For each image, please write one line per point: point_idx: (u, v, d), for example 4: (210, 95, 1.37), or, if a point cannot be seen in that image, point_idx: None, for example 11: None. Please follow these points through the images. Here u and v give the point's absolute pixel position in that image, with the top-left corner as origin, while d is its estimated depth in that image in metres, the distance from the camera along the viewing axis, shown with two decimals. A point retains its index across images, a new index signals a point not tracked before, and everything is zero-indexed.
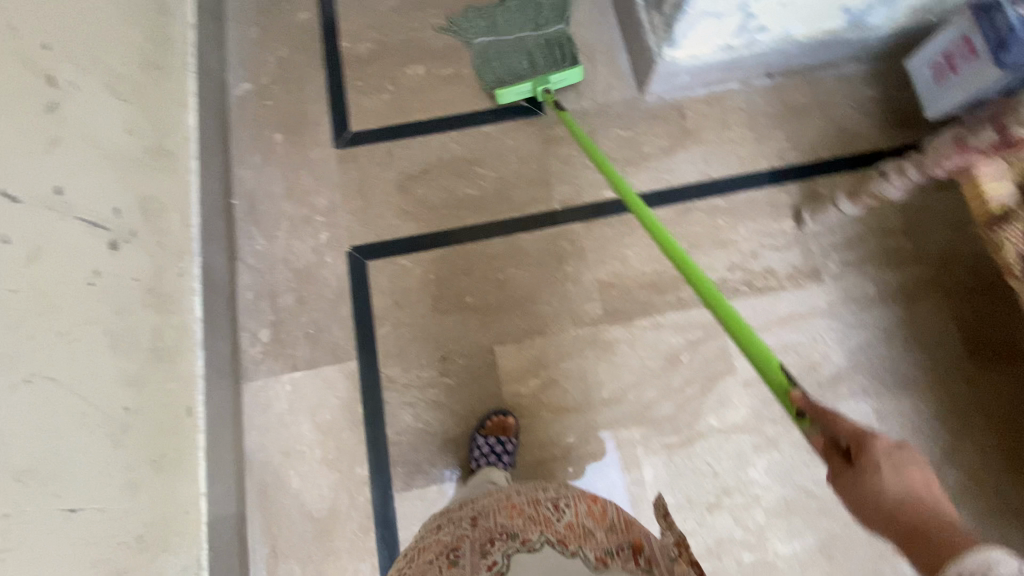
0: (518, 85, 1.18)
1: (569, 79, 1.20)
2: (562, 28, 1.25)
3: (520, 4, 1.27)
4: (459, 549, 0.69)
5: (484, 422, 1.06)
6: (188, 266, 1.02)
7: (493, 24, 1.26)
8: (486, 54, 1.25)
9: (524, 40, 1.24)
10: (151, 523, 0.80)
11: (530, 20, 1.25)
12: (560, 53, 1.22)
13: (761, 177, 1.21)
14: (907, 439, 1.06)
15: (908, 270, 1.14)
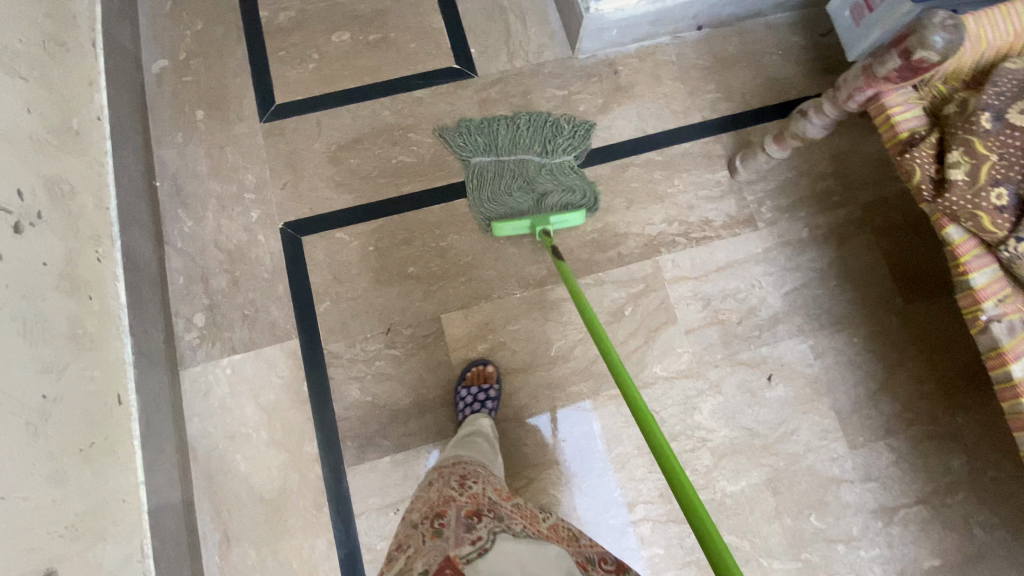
0: (516, 221, 1.07)
1: (567, 222, 1.09)
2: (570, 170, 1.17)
3: (532, 120, 1.19)
4: (443, 515, 0.71)
5: (464, 375, 1.07)
6: (108, 251, 0.97)
7: (493, 144, 1.16)
8: (486, 176, 1.14)
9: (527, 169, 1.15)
10: (86, 512, 0.76)
11: (540, 141, 1.17)
12: (573, 191, 1.14)
13: (695, 129, 1.22)
14: (842, 373, 1.10)
15: (837, 212, 1.18)
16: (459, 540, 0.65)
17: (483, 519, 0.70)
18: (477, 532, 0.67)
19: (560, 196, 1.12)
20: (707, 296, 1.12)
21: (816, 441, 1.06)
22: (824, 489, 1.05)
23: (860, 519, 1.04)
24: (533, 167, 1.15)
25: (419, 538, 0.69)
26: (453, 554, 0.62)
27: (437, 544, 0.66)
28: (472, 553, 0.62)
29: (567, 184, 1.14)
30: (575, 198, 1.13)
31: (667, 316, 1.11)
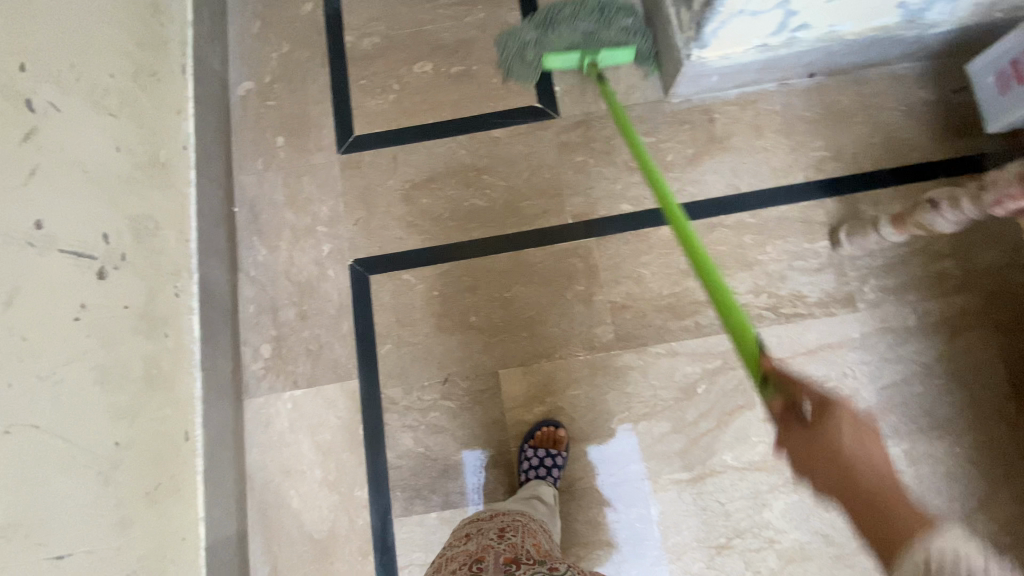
0: (565, 54, 1.12)
1: (618, 58, 1.12)
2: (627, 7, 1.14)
3: None
4: (482, 561, 0.71)
5: (534, 432, 1.03)
6: (185, 284, 0.99)
7: (548, 16, 1.14)
8: (542, 41, 1.14)
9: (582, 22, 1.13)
10: (147, 555, 0.79)
11: None
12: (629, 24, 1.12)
13: (795, 191, 1.11)
14: (939, 484, 0.98)
15: (953, 299, 1.04)
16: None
17: (521, 565, 0.70)
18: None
19: (615, 42, 1.12)
20: None
21: None
22: None
23: None
24: (587, 20, 1.13)
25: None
26: None
27: None
28: None
29: (623, 27, 1.13)
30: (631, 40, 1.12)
31: (743, 399, 1.03)
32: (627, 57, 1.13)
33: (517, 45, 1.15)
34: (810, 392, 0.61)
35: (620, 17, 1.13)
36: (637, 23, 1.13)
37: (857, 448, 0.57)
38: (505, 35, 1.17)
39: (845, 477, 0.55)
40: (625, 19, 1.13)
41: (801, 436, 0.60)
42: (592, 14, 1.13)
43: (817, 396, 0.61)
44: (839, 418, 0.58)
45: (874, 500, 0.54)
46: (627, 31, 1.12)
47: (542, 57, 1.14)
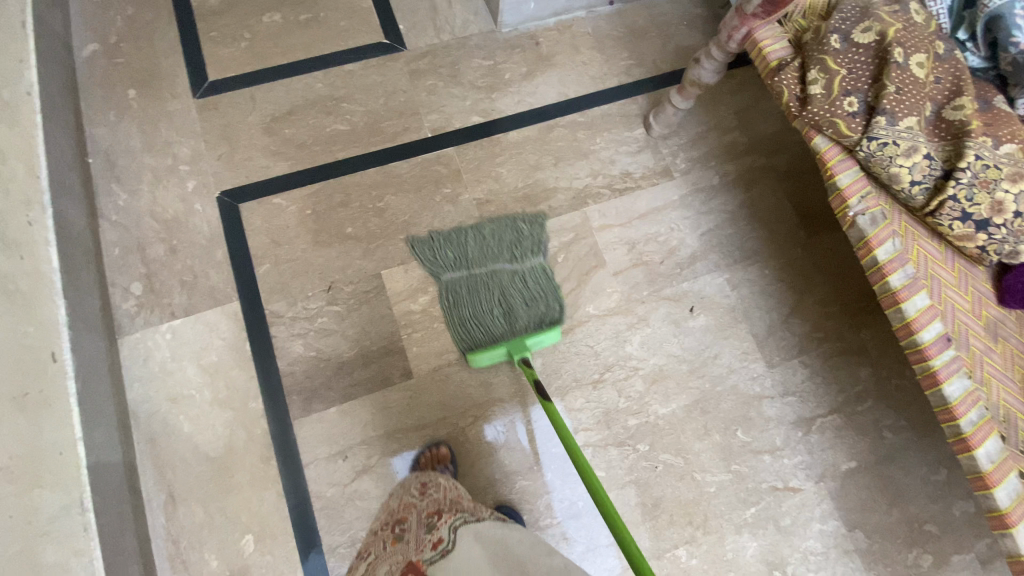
0: (492, 351, 1.03)
1: (547, 339, 1.05)
2: (541, 271, 1.13)
3: (495, 230, 1.16)
4: (403, 521, 0.77)
5: (418, 459, 1.04)
6: (38, 217, 0.97)
7: (465, 256, 1.12)
8: (454, 295, 1.10)
9: (501, 283, 1.09)
10: (19, 457, 0.76)
11: (506, 249, 1.13)
12: (548, 305, 1.09)
13: (613, 92, 1.32)
14: (758, 301, 1.20)
15: (744, 161, 1.30)
16: (420, 543, 0.70)
17: (439, 515, 0.75)
18: (438, 531, 0.72)
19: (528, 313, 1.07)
20: (631, 240, 1.21)
21: (738, 363, 1.15)
22: (748, 406, 1.13)
23: (782, 430, 1.12)
24: (508, 284, 1.10)
25: (380, 545, 0.74)
26: (415, 558, 0.67)
27: (398, 548, 0.71)
28: (434, 556, 0.67)
29: (534, 293, 1.10)
30: (545, 311, 1.09)
31: (596, 260, 1.20)
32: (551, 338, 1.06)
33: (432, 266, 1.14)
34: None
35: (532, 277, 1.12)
36: (550, 288, 1.12)
37: None
38: (424, 259, 1.14)
39: None
40: (538, 286, 1.10)
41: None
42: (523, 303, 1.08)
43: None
44: None
45: None
46: (539, 302, 1.09)
47: (457, 322, 1.09)
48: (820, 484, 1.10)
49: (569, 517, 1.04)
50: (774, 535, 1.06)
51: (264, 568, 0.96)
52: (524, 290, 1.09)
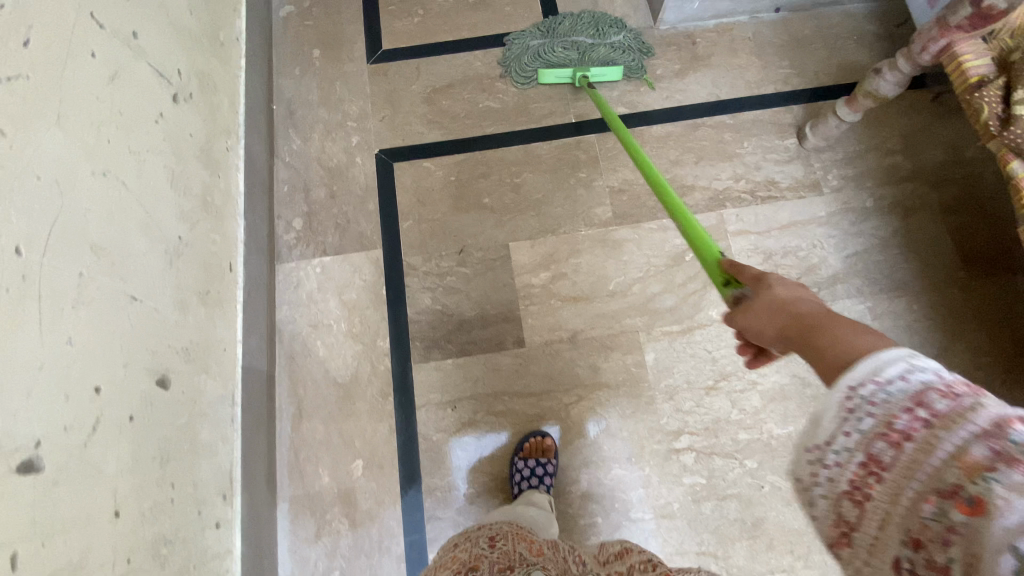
0: (559, 68, 1.26)
1: (608, 75, 1.27)
2: (623, 35, 1.30)
3: (590, 17, 1.31)
4: (475, 567, 0.69)
5: (523, 444, 1.04)
6: (234, 146, 1.11)
7: (551, 28, 1.31)
8: (538, 53, 1.29)
9: (581, 44, 1.29)
10: (196, 342, 0.87)
11: (592, 25, 1.30)
12: (618, 55, 1.28)
13: (766, 100, 1.28)
14: (899, 335, 1.11)
15: (904, 186, 1.21)
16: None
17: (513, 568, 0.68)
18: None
19: (606, 58, 1.28)
20: (767, 250, 1.17)
21: None
22: None
23: None
24: (586, 34, 1.30)
25: None
26: None
27: None
28: None
29: (614, 42, 1.29)
30: (618, 57, 1.28)
31: None
32: (615, 76, 1.28)
33: (520, 49, 1.30)
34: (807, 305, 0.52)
35: (611, 30, 1.30)
36: (629, 45, 1.30)
37: (790, 295, 0.54)
38: (512, 42, 1.31)
39: (791, 314, 0.52)
40: (617, 35, 1.30)
41: (748, 307, 0.57)
42: (590, 30, 1.30)
43: (754, 272, 0.60)
44: (773, 285, 0.56)
45: (804, 319, 0.51)
46: (615, 48, 1.29)
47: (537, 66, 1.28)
48: None
49: (663, 516, 1.01)
50: None
51: (367, 495, 1.04)
52: (603, 37, 1.29)
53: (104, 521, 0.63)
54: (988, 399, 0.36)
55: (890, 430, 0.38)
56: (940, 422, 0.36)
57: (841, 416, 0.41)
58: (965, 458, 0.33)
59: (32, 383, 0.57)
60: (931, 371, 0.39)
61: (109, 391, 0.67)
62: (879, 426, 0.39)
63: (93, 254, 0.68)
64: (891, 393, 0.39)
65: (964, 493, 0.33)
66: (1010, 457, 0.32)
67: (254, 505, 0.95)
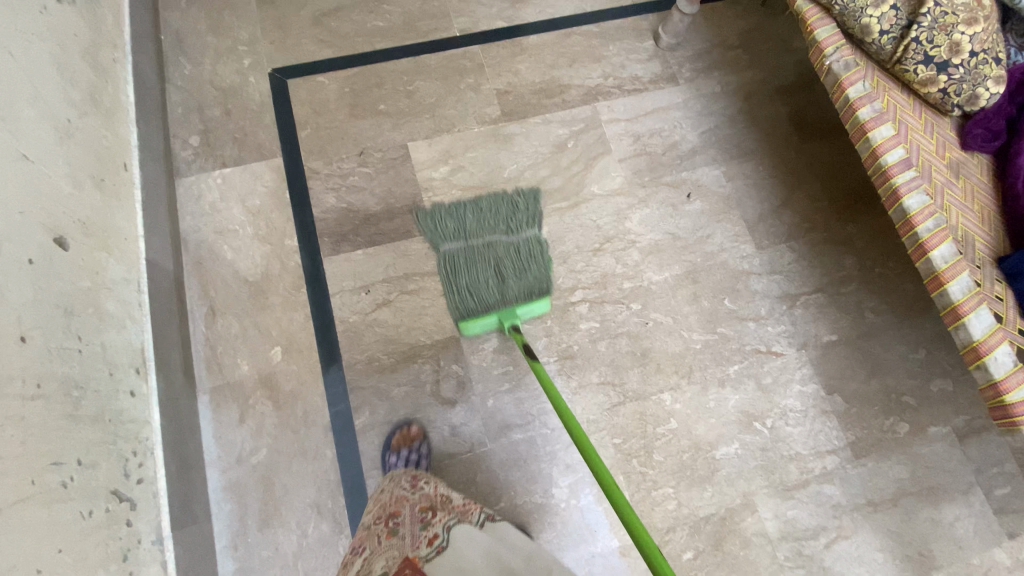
0: (483, 318, 1.08)
1: (536, 309, 1.11)
2: (535, 231, 1.17)
3: (493, 203, 1.19)
4: (397, 516, 0.72)
5: (391, 440, 1.04)
6: (120, 60, 1.12)
7: (462, 226, 1.17)
8: (452, 261, 1.13)
9: (495, 251, 1.13)
10: (94, 222, 0.89)
11: (502, 222, 1.16)
12: (535, 271, 1.12)
13: (626, 10, 1.45)
14: (749, 192, 1.30)
15: (744, 74, 1.41)
16: (416, 539, 0.67)
17: (436, 514, 0.72)
18: (432, 529, 0.68)
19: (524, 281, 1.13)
20: (637, 133, 1.33)
21: (730, 243, 1.25)
22: (736, 279, 1.22)
23: (768, 302, 1.21)
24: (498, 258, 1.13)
25: (374, 538, 0.69)
26: (411, 554, 0.64)
27: (393, 542, 0.67)
28: (431, 553, 0.64)
29: (530, 247, 1.15)
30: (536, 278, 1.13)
31: (603, 148, 1.31)
32: (545, 306, 1.11)
33: (434, 232, 1.17)
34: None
35: (523, 245, 1.15)
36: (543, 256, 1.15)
37: None
38: (424, 223, 1.19)
39: None
40: (529, 231, 1.16)
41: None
42: (502, 230, 1.16)
43: None
44: None
45: None
46: (533, 244, 1.15)
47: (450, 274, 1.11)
48: (801, 351, 1.19)
49: (565, 358, 1.13)
50: (756, 392, 1.15)
51: (288, 377, 1.08)
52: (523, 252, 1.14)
53: (12, 342, 0.66)
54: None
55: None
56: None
57: None
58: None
59: None
60: None
61: (7, 228, 0.70)
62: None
63: None
64: None
65: None
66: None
67: (173, 390, 0.97)
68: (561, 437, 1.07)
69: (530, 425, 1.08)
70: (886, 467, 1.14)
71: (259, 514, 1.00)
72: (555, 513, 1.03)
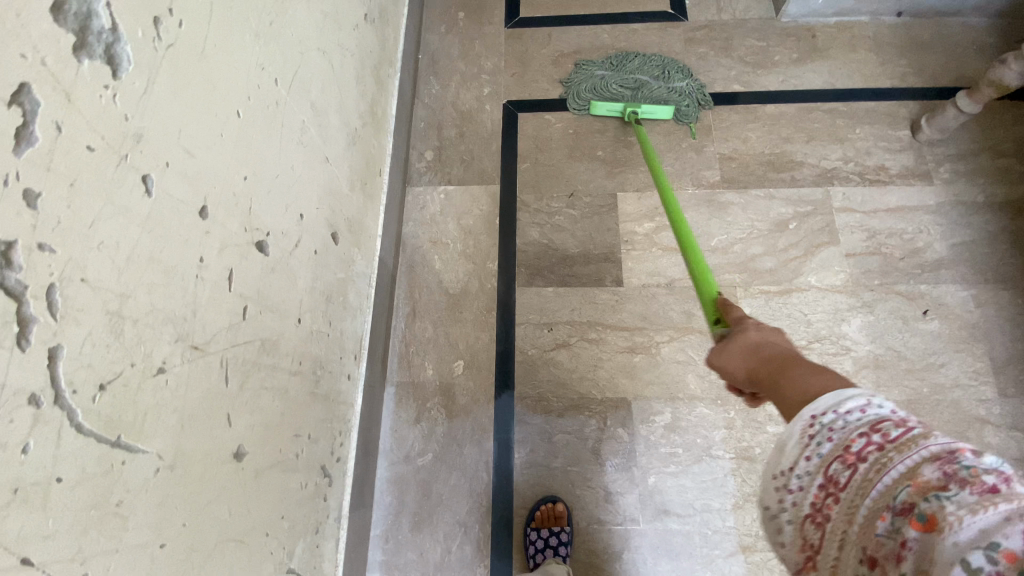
0: (612, 103, 1.31)
1: (659, 113, 1.30)
2: (684, 82, 1.34)
3: (654, 57, 1.38)
4: None
5: (533, 514, 1.03)
6: (392, 76, 1.26)
7: (620, 64, 1.37)
8: (599, 83, 1.35)
9: (643, 79, 1.34)
10: (353, 218, 0.99)
11: (658, 68, 1.36)
12: (670, 95, 1.33)
13: (883, 93, 1.32)
14: (1001, 325, 1.11)
15: (1018, 187, 1.21)
16: None
17: None
18: None
19: (660, 97, 1.32)
20: (872, 229, 1.20)
21: (966, 380, 1.07)
22: (965, 424, 1.04)
23: (1003, 462, 1.02)
24: (650, 75, 1.35)
25: None
26: None
27: None
28: None
29: (674, 87, 1.34)
30: (677, 98, 1.32)
31: (828, 237, 1.20)
32: (665, 113, 1.30)
33: (588, 72, 1.37)
34: (734, 313, 0.72)
35: (676, 75, 1.35)
36: (689, 90, 1.34)
37: (764, 337, 0.64)
38: (579, 69, 1.38)
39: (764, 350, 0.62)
40: (680, 82, 1.34)
41: (724, 349, 0.67)
42: (655, 72, 1.35)
43: (737, 317, 0.71)
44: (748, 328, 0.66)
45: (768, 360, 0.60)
46: (674, 91, 1.33)
47: (594, 93, 1.34)
48: None
49: (742, 457, 1.04)
50: None
51: (465, 391, 1.13)
52: (665, 82, 1.34)
53: (291, 322, 0.75)
54: (926, 433, 0.41)
55: (848, 453, 0.43)
56: (891, 444, 0.41)
57: (804, 442, 0.47)
58: (917, 477, 0.38)
59: (271, 183, 0.70)
60: (864, 414, 0.45)
61: (306, 221, 0.80)
62: (839, 450, 0.44)
63: (312, 111, 0.83)
64: (848, 426, 0.45)
65: (916, 508, 0.37)
66: (959, 479, 0.36)
67: (372, 380, 1.06)
68: (721, 543, 0.99)
69: (690, 518, 1.01)
70: None
71: (413, 516, 1.05)
72: None
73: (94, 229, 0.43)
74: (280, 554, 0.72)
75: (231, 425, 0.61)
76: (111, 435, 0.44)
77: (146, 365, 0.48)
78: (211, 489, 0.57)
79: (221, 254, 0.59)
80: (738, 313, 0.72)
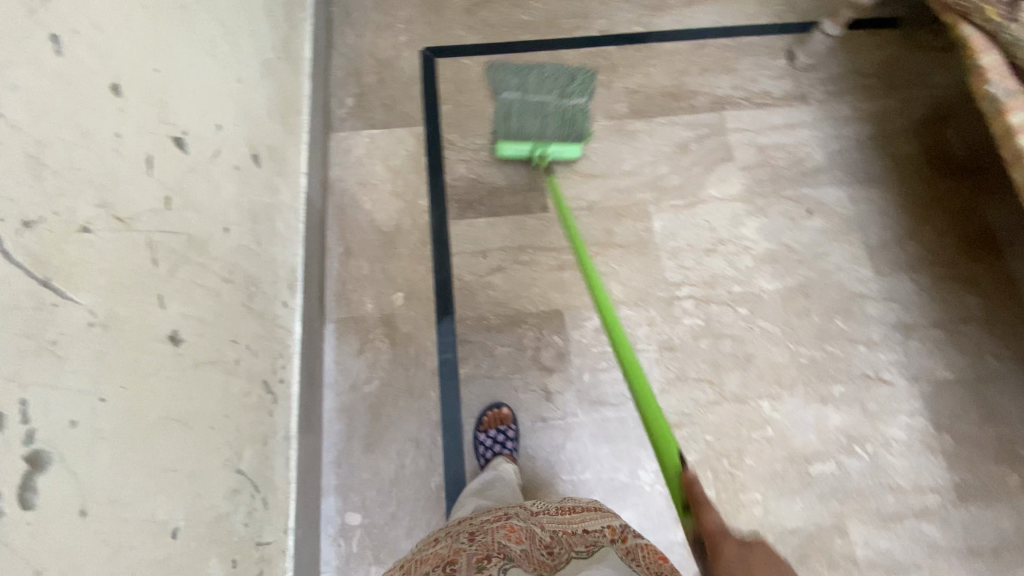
0: (519, 144, 1.27)
1: (568, 152, 1.28)
2: (583, 100, 1.35)
3: (553, 72, 1.37)
4: (453, 563, 0.61)
5: (482, 418, 1.09)
6: (304, 21, 1.26)
7: (524, 83, 1.35)
8: (506, 110, 1.32)
9: (546, 107, 1.32)
10: (274, 148, 1.00)
11: (557, 88, 1.34)
12: (573, 119, 1.31)
13: (763, 28, 1.48)
14: (872, 217, 1.28)
15: (877, 101, 1.39)
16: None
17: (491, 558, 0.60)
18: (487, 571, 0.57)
19: (564, 125, 1.30)
20: (761, 144, 1.34)
21: (847, 265, 1.23)
22: (849, 301, 1.20)
23: (881, 328, 1.18)
24: (551, 95, 1.34)
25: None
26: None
27: None
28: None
29: (575, 107, 1.33)
30: (580, 121, 1.31)
31: (725, 154, 1.33)
32: (576, 151, 1.28)
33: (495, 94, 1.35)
34: (711, 520, 0.53)
35: (574, 94, 1.35)
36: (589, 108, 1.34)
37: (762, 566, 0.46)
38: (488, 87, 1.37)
39: None
40: (578, 100, 1.34)
41: None
42: (556, 92, 1.34)
43: (715, 527, 0.52)
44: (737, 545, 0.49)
45: None
46: (576, 112, 1.32)
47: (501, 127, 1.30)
48: (912, 384, 1.14)
49: (665, 348, 1.15)
50: (860, 417, 1.12)
51: (405, 320, 1.16)
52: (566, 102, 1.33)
53: (217, 227, 0.76)
54: None
55: None
56: None
57: None
58: None
59: (184, 85, 0.71)
60: None
61: (224, 133, 0.81)
62: None
63: (221, 29, 0.83)
64: None
65: None
66: None
67: (310, 313, 1.08)
68: None
69: (623, 407, 1.10)
70: (992, 517, 1.07)
71: (364, 439, 1.08)
72: (640, 496, 1.05)
73: (6, 69, 0.44)
74: (228, 451, 0.73)
75: (164, 307, 0.62)
76: (39, 274, 0.45)
77: (69, 220, 0.49)
78: (150, 362, 0.58)
79: (138, 137, 0.60)
80: (715, 520, 0.52)
